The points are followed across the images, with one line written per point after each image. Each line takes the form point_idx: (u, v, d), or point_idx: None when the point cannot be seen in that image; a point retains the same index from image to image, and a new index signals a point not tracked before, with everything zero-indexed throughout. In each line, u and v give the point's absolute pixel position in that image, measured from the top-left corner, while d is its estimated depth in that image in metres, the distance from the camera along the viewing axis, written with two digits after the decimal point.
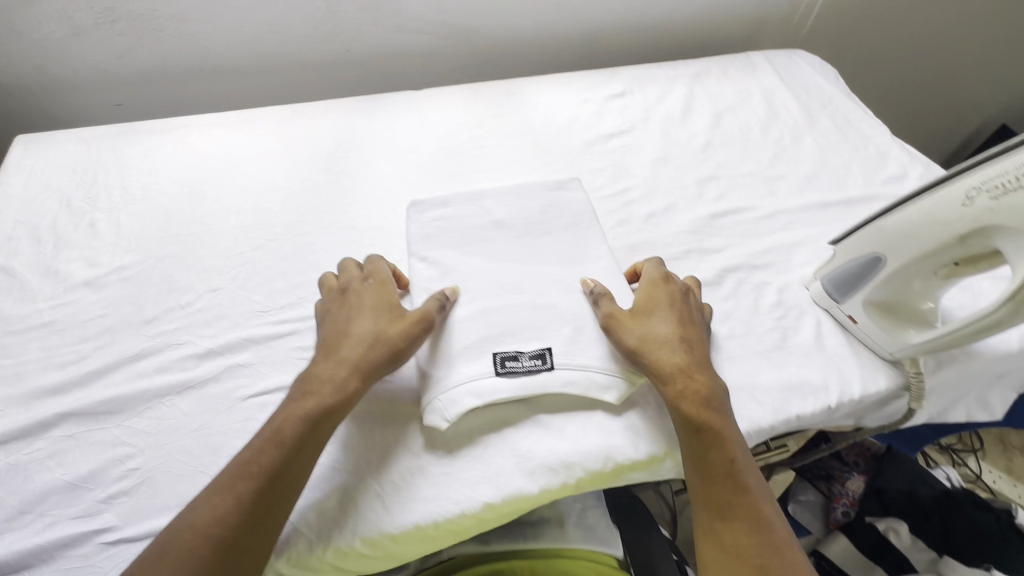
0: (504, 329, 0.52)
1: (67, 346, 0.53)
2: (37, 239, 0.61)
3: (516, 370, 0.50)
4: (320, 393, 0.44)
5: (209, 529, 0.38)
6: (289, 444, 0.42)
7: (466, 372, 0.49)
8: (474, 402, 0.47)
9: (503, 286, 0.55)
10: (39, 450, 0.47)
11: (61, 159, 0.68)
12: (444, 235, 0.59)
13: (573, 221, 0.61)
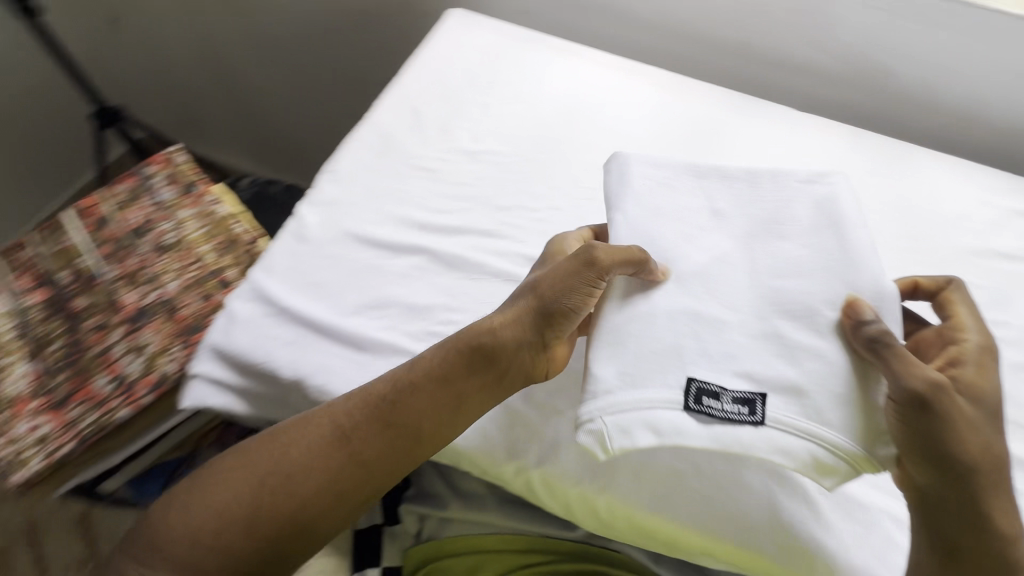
0: (703, 348, 0.44)
1: (439, 197, 0.61)
2: (444, 98, 0.70)
3: (716, 415, 0.42)
4: (460, 342, 0.46)
5: (333, 432, 0.44)
6: (422, 384, 0.44)
7: (651, 393, 0.42)
8: (647, 437, 0.42)
9: (731, 295, 0.47)
10: (400, 266, 0.55)
11: (480, 41, 0.77)
12: (657, 202, 0.52)
13: (835, 230, 0.49)
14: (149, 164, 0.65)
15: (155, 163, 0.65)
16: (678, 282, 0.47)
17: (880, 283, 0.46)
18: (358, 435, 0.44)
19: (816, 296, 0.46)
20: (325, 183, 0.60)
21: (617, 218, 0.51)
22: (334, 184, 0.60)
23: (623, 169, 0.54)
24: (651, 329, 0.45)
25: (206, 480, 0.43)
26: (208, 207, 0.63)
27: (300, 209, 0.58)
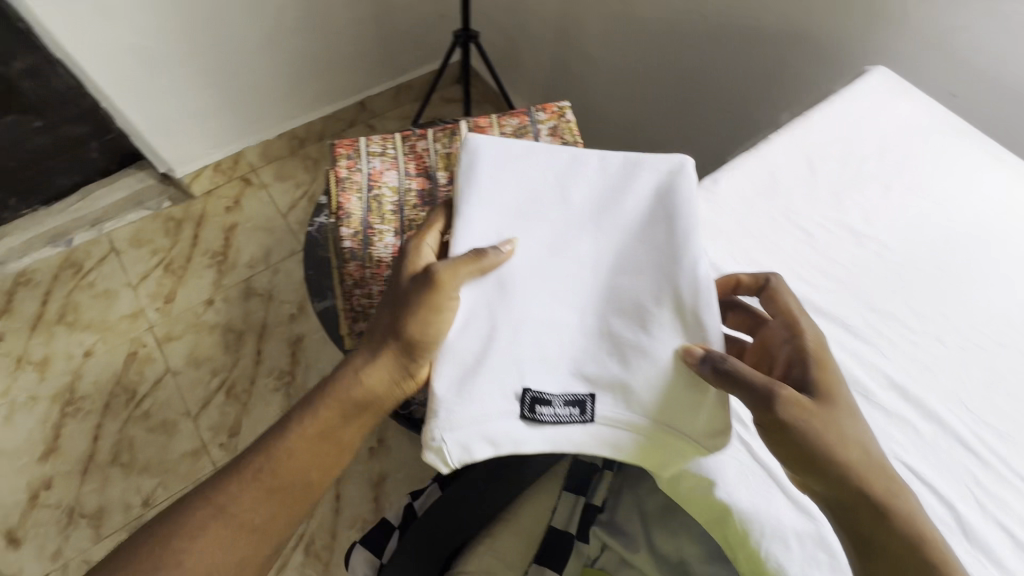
0: (526, 342, 0.50)
1: (806, 264, 0.55)
2: (846, 162, 0.62)
3: (542, 414, 0.48)
4: (331, 408, 0.56)
5: (266, 479, 0.55)
6: (315, 428, 0.56)
7: (485, 411, 0.47)
8: (485, 449, 0.47)
9: (536, 291, 0.52)
10: None
11: (907, 110, 0.66)
12: (502, 194, 0.56)
13: (667, 219, 0.53)
14: (544, 111, 0.73)
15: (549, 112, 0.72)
16: (524, 256, 0.53)
17: (672, 279, 0.50)
18: (284, 474, 0.55)
19: (644, 292, 0.51)
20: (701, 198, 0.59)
21: (461, 216, 0.54)
22: (709, 204, 0.58)
23: (473, 156, 0.57)
24: (489, 315, 0.51)
25: (169, 556, 0.51)
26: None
27: None
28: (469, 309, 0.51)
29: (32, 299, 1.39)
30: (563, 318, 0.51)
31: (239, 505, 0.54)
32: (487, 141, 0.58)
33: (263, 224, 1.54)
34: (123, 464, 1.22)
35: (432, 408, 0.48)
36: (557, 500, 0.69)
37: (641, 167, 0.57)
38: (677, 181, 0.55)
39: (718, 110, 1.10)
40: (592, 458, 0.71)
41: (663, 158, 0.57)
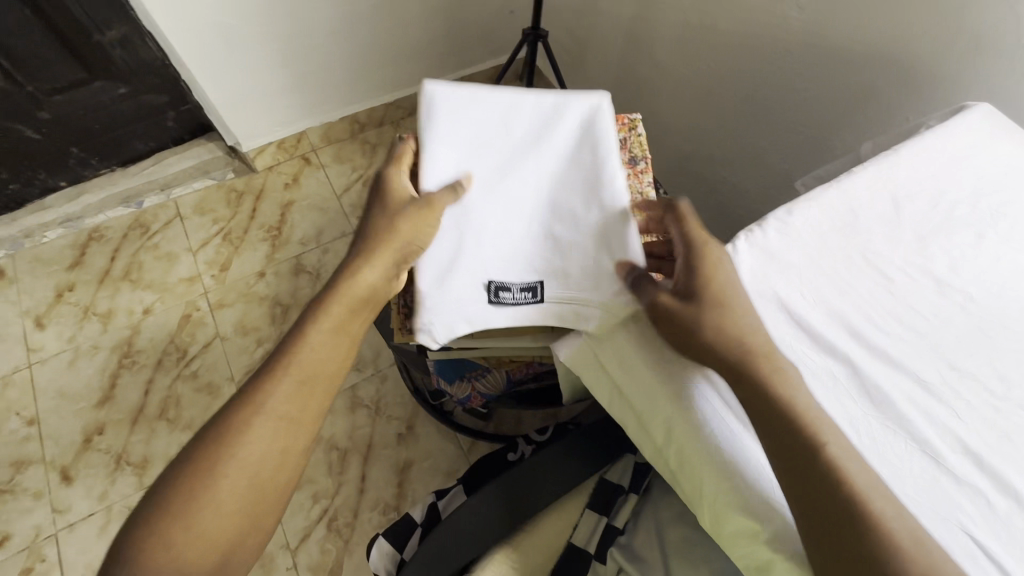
0: (483, 247, 0.61)
1: (880, 309, 0.52)
2: (935, 203, 0.58)
3: (504, 298, 0.61)
4: (345, 301, 0.56)
5: (295, 374, 0.53)
6: (334, 321, 0.56)
7: (459, 302, 0.60)
8: (463, 327, 0.60)
9: (489, 209, 0.62)
10: (816, 362, 0.49)
11: (1009, 152, 0.61)
12: (458, 134, 0.63)
13: (594, 145, 0.63)
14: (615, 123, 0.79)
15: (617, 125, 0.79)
16: (479, 182, 0.62)
17: (600, 197, 0.61)
18: (313, 368, 0.54)
19: (574, 205, 0.61)
20: (772, 227, 0.55)
21: (426, 154, 0.61)
22: (779, 235, 0.55)
23: (432, 103, 0.63)
24: (456, 227, 0.61)
25: (210, 465, 0.48)
26: (640, 185, 0.75)
27: (736, 242, 0.55)
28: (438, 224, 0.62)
29: (101, 255, 1.47)
30: (512, 227, 0.62)
31: (267, 403, 0.51)
32: (440, 85, 0.63)
33: (318, 204, 1.59)
34: (169, 419, 1.28)
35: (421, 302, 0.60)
36: (579, 517, 0.68)
37: (572, 101, 0.64)
38: (602, 114, 0.63)
39: (791, 130, 1.05)
40: (619, 479, 0.69)
41: (588, 92, 0.65)
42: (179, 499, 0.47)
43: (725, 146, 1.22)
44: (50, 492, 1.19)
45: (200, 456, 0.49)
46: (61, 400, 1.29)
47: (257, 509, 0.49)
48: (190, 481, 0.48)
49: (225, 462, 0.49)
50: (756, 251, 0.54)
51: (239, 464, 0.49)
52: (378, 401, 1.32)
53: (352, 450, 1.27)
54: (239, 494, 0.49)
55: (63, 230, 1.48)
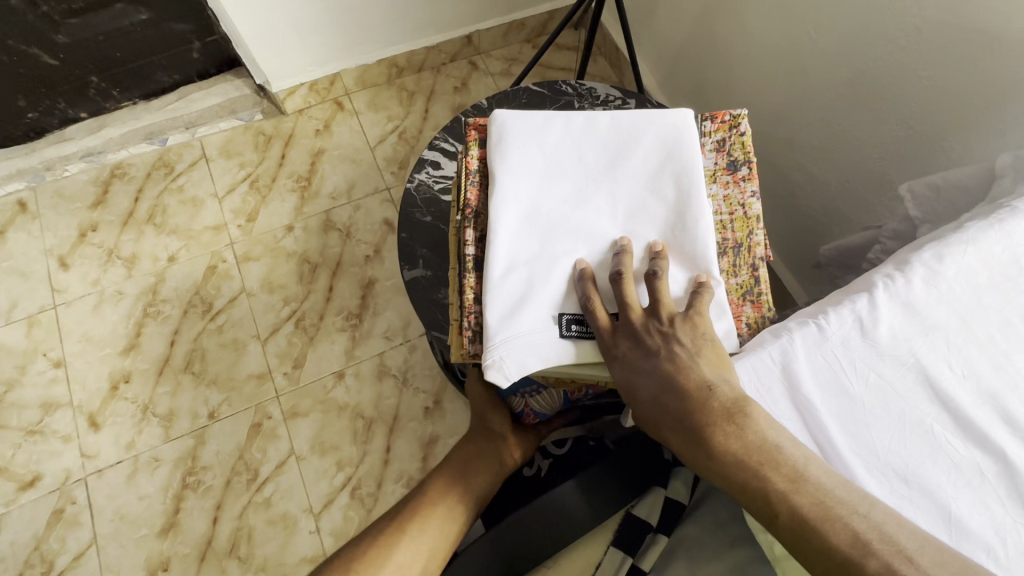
0: (555, 273, 0.56)
1: None
2: None
3: (577, 333, 0.54)
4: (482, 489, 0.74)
5: (431, 527, 0.67)
6: (462, 492, 0.71)
7: (528, 336, 0.54)
8: (536, 366, 0.53)
9: (560, 235, 0.57)
10: (962, 454, 0.41)
11: None
12: (528, 159, 0.60)
13: (677, 172, 0.58)
14: (711, 121, 0.66)
15: (717, 122, 0.66)
16: (550, 206, 0.58)
17: (680, 228, 0.56)
18: (442, 534, 0.67)
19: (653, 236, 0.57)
20: (919, 276, 0.46)
21: (496, 182, 0.58)
22: (927, 288, 0.46)
23: (501, 130, 0.61)
24: (530, 254, 0.57)
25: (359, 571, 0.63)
26: (742, 197, 0.63)
27: (874, 292, 0.45)
28: (508, 250, 0.57)
29: (125, 194, 1.41)
30: (587, 252, 0.56)
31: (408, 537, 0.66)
32: (512, 115, 0.62)
33: (350, 154, 1.49)
34: (195, 373, 1.26)
35: (488, 336, 0.54)
36: (602, 556, 0.65)
37: (650, 124, 0.60)
38: (684, 134, 0.59)
39: (900, 126, 0.92)
40: (646, 515, 0.66)
41: (665, 114, 0.61)
42: None
43: (812, 131, 1.08)
44: (78, 436, 1.20)
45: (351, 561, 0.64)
46: (87, 344, 1.27)
47: None
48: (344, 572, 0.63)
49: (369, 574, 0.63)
50: (897, 305, 0.45)
51: None
52: (405, 371, 1.28)
53: (377, 419, 1.24)
54: None
55: (85, 164, 1.41)
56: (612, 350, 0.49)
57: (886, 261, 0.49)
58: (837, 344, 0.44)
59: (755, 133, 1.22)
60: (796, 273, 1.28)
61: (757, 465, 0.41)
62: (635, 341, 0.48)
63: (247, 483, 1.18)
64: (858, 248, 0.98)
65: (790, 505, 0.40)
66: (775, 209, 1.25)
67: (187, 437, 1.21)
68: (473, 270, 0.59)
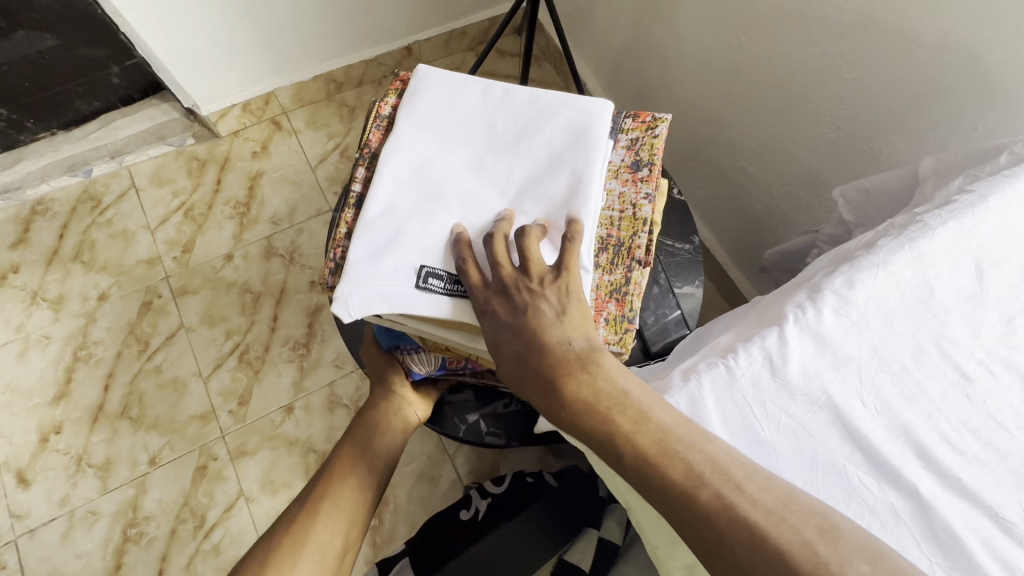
0: (430, 233, 0.55)
1: (955, 419, 0.42)
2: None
3: (433, 287, 0.53)
4: (389, 441, 0.75)
5: (343, 500, 0.68)
6: (369, 458, 0.72)
7: (386, 279, 0.53)
8: (382, 307, 0.52)
9: (443, 199, 0.56)
10: (877, 495, 0.40)
11: None
12: (437, 116, 0.59)
13: (580, 154, 0.57)
14: (631, 119, 0.66)
15: (637, 122, 0.66)
16: (444, 167, 0.57)
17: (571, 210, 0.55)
18: (356, 501, 0.69)
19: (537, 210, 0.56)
20: (829, 305, 0.45)
21: (397, 129, 0.58)
22: (838, 318, 0.44)
23: (420, 81, 0.61)
24: (410, 207, 0.56)
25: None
26: (635, 197, 0.62)
27: (784, 325, 0.44)
28: (389, 194, 0.56)
29: (48, 231, 1.33)
30: (468, 218, 0.56)
31: (322, 519, 0.66)
32: (433, 71, 0.61)
33: (290, 175, 1.43)
34: (133, 418, 1.19)
35: (345, 269, 0.53)
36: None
37: (564, 107, 0.60)
38: (594, 124, 0.58)
39: (831, 127, 0.92)
40: (579, 560, 0.64)
41: (583, 101, 0.60)
42: None
43: (748, 133, 1.08)
44: (7, 495, 1.12)
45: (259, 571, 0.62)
46: (13, 395, 1.19)
47: None
48: None
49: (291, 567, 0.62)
50: (809, 338, 0.43)
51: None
52: (357, 399, 1.24)
53: (330, 452, 1.19)
54: None
55: (2, 202, 1.32)
56: (481, 304, 0.51)
57: (800, 287, 0.48)
58: (743, 371, 0.42)
59: (696, 136, 1.22)
60: (746, 274, 1.27)
61: (607, 407, 0.43)
62: (501, 296, 0.50)
63: (194, 530, 1.12)
64: (799, 251, 0.97)
65: (632, 444, 0.41)
66: (723, 211, 1.24)
67: (127, 487, 1.14)
68: (354, 206, 0.59)
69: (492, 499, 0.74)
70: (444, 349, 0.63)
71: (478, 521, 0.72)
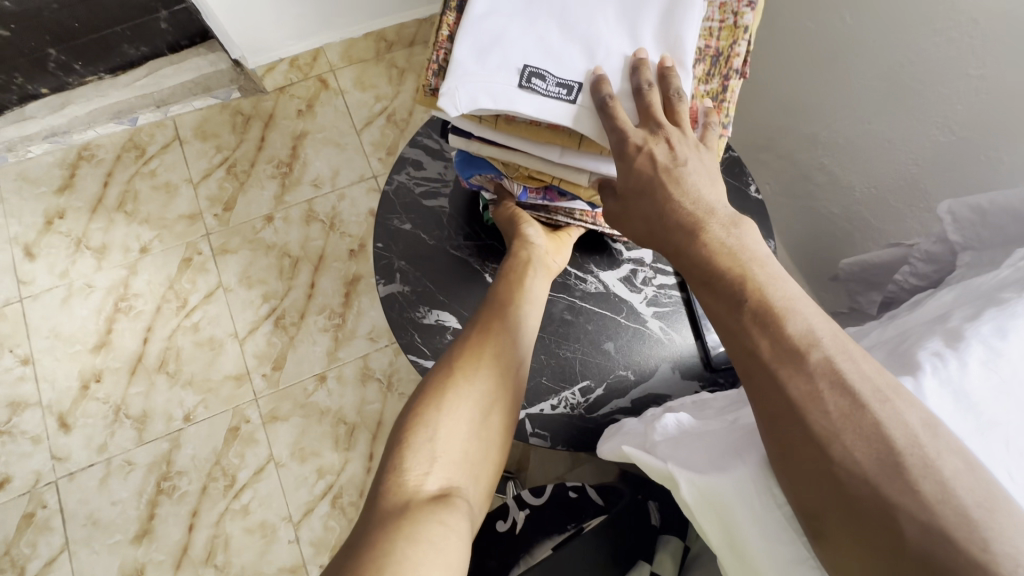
0: (533, 38, 0.52)
1: None
2: None
3: (537, 88, 0.51)
4: (546, 276, 0.71)
5: (513, 316, 0.65)
6: (531, 284, 0.69)
7: (488, 80, 0.50)
8: (487, 104, 0.50)
9: (543, 15, 0.52)
10: None
11: None
12: None
13: None
14: None
15: None
16: None
17: (676, 31, 0.51)
18: (527, 321, 0.65)
19: (645, 29, 0.52)
20: (974, 358, 0.39)
21: None
22: (984, 373, 0.38)
23: None
24: (512, 15, 0.52)
25: (455, 379, 0.59)
26: (738, 3, 0.55)
27: (920, 376, 0.38)
28: (492, 3, 0.52)
29: (93, 178, 1.32)
30: (571, 38, 0.52)
31: (495, 331, 0.63)
32: None
33: (334, 137, 1.38)
34: (169, 373, 1.20)
35: (450, 68, 0.51)
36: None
37: None
38: None
39: (941, 113, 0.81)
40: None
41: None
42: (429, 399, 0.57)
43: (836, 130, 0.99)
44: (48, 438, 1.15)
45: (436, 377, 0.59)
46: (55, 341, 1.21)
47: (497, 412, 0.59)
48: (439, 385, 0.58)
49: (472, 373, 0.59)
50: (947, 394, 0.37)
51: (480, 385, 0.59)
52: (391, 375, 1.22)
53: (360, 425, 1.18)
54: (484, 397, 0.59)
55: (49, 145, 1.32)
56: (621, 148, 0.49)
57: (935, 332, 0.42)
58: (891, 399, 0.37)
59: (774, 125, 1.12)
60: (810, 282, 1.18)
61: (743, 261, 0.42)
62: (648, 136, 0.49)
63: (224, 489, 1.13)
64: (882, 265, 0.91)
65: (760, 295, 0.40)
66: (792, 210, 1.15)
67: (161, 441, 1.16)
68: (455, 8, 0.55)
69: (530, 510, 0.72)
70: (527, 178, 0.64)
71: (516, 534, 0.69)
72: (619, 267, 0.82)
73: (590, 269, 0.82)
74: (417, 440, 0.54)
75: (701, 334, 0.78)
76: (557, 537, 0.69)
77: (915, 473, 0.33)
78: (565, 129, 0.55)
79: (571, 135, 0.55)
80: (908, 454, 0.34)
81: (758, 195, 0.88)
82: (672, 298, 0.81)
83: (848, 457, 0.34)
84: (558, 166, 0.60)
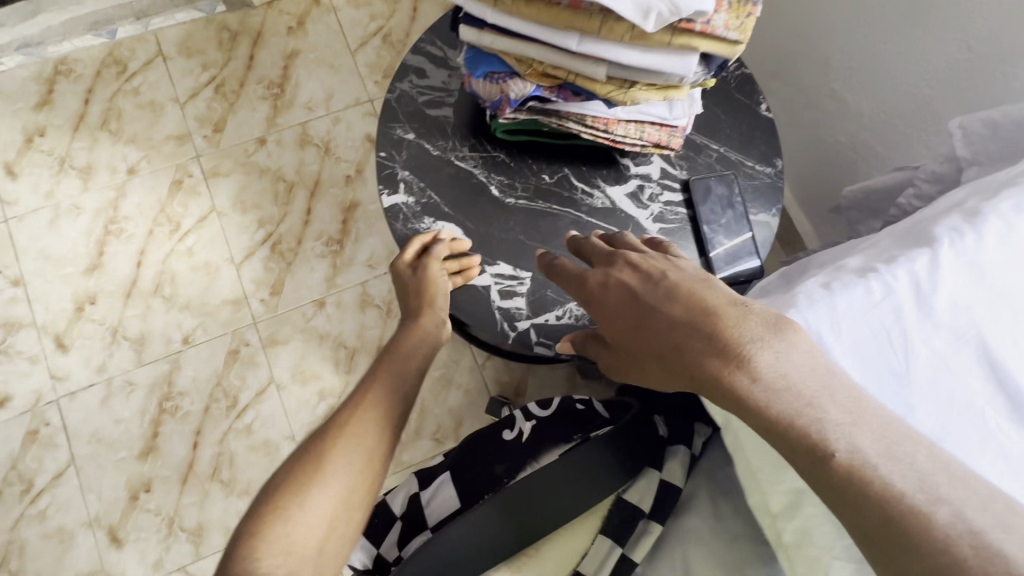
0: None
1: None
2: None
3: None
4: (431, 345, 0.69)
5: (388, 392, 0.62)
6: (411, 358, 0.66)
7: None
8: None
9: None
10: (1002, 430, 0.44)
11: None
12: None
13: None
14: None
15: None
16: None
17: None
18: (402, 394, 0.62)
19: None
20: (989, 230, 0.48)
21: None
22: (995, 244, 0.48)
23: None
24: None
25: (318, 462, 0.55)
26: None
27: (938, 246, 0.48)
28: None
29: (73, 94, 1.25)
30: None
31: (368, 408, 0.60)
32: None
33: (327, 58, 1.32)
34: (166, 297, 1.19)
35: None
36: (591, 543, 0.66)
37: None
38: None
39: (959, 26, 0.79)
40: (638, 500, 0.68)
41: None
42: (289, 484, 0.53)
43: (849, 52, 0.97)
44: (46, 358, 1.15)
45: (299, 461, 0.55)
46: (46, 262, 1.18)
47: (365, 496, 0.56)
48: (302, 469, 0.54)
49: (337, 454, 0.55)
50: (960, 257, 0.47)
51: (346, 468, 0.55)
52: (390, 302, 1.22)
53: (360, 349, 1.19)
54: (351, 481, 0.55)
55: (23, 58, 1.25)
56: (593, 289, 0.59)
57: (954, 213, 0.51)
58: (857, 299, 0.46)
59: (785, 50, 1.09)
60: (811, 217, 1.17)
61: None
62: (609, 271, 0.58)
63: (226, 409, 1.15)
64: (884, 191, 0.91)
65: None
66: (797, 143, 1.14)
67: (161, 362, 1.16)
68: None
69: (537, 421, 0.75)
70: (542, 75, 0.63)
71: (522, 442, 0.73)
72: (627, 182, 0.81)
73: (597, 184, 0.81)
74: (272, 531, 0.50)
75: (706, 250, 0.78)
76: (564, 445, 0.72)
77: (856, 432, 0.38)
78: (583, 11, 0.55)
79: (591, 15, 0.55)
80: (913, 486, 0.36)
81: (769, 114, 0.86)
82: (678, 215, 0.81)
83: (805, 417, 0.40)
84: (574, 58, 0.59)
